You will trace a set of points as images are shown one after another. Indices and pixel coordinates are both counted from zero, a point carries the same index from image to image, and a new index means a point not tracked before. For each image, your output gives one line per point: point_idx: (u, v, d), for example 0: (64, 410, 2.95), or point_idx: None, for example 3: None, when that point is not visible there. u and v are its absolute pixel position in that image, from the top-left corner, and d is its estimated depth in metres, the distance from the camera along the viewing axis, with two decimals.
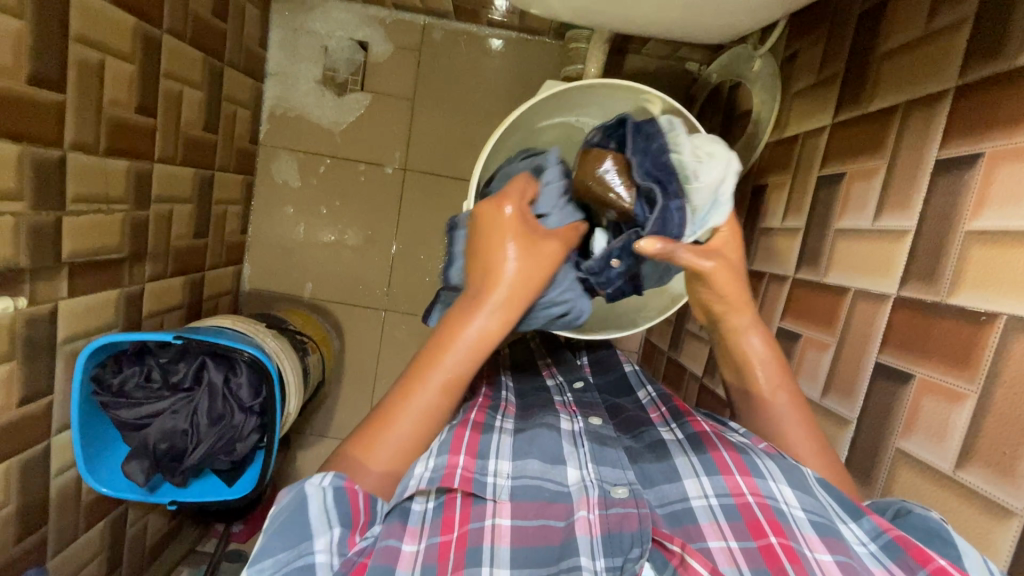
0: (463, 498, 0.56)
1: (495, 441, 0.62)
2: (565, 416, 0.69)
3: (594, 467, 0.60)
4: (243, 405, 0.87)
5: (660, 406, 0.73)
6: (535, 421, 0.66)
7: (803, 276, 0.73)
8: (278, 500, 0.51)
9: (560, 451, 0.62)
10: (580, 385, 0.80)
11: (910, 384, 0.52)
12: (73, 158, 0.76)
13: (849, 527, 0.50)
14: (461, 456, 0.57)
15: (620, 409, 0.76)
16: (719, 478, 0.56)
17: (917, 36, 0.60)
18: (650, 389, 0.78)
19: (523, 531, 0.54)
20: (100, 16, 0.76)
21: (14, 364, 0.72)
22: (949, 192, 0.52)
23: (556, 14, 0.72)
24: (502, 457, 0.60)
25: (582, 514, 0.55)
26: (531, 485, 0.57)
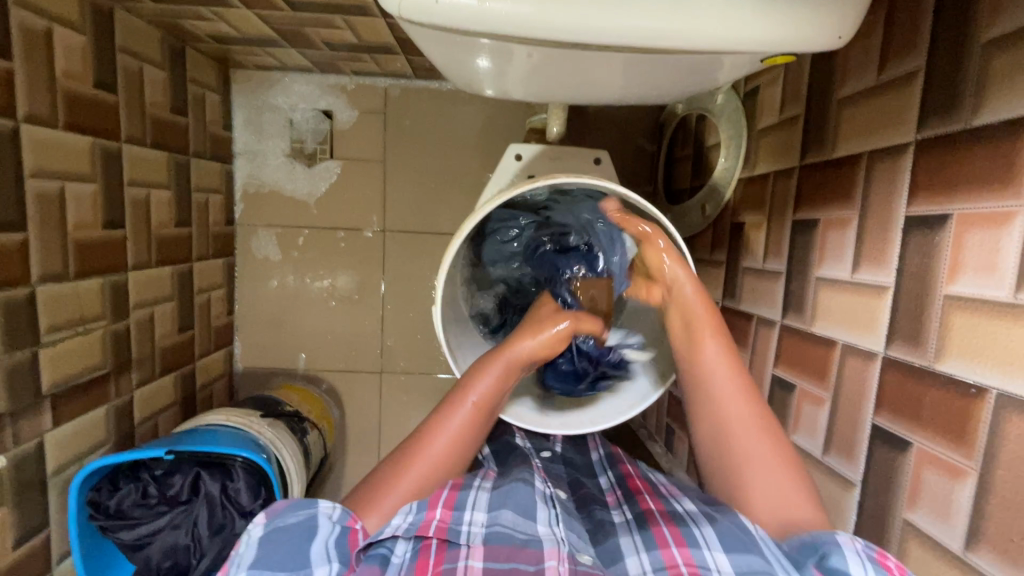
0: (439, 543, 0.58)
1: (473, 494, 0.63)
2: (539, 475, 0.71)
3: (563, 528, 0.61)
4: (243, 510, 0.85)
5: (616, 491, 0.75)
6: (511, 477, 0.68)
7: (790, 323, 0.72)
8: (289, 519, 0.59)
9: (532, 505, 0.63)
10: (547, 454, 0.82)
11: (909, 452, 0.51)
12: (43, 290, 0.75)
13: (715, 554, 0.55)
14: (437, 510, 0.60)
15: (580, 484, 0.77)
16: (656, 552, 0.58)
17: (872, 84, 0.59)
18: (611, 474, 0.79)
19: (493, 573, 0.54)
20: (55, 146, 0.76)
21: (5, 509, 0.71)
22: (922, 252, 0.51)
23: (509, 92, 0.72)
24: (477, 508, 0.61)
25: (552, 563, 0.54)
26: (505, 533, 0.59)
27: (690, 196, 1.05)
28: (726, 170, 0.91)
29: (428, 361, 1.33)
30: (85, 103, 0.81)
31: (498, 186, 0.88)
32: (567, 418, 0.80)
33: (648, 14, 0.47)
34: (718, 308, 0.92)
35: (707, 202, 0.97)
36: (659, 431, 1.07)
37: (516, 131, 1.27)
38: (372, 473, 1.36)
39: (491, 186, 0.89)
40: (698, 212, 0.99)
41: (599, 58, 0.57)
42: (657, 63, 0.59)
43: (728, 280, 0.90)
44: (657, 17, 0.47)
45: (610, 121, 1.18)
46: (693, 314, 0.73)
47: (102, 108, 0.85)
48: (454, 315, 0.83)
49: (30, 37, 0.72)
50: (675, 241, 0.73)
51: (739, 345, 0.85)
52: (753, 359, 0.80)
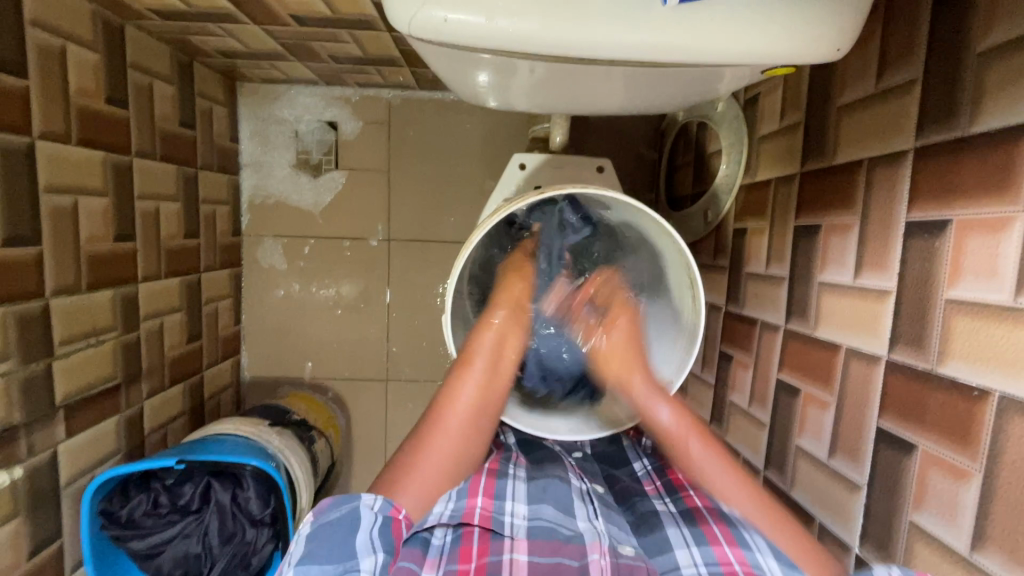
0: (483, 533, 0.60)
1: (512, 486, 0.68)
2: (574, 474, 0.73)
3: (602, 522, 0.64)
4: (254, 519, 0.86)
5: (655, 479, 0.77)
6: (547, 472, 0.71)
7: (794, 327, 0.72)
8: (332, 513, 0.56)
9: (573, 501, 0.66)
10: (579, 455, 0.83)
11: (915, 455, 0.51)
12: (56, 303, 0.76)
13: (767, 559, 0.58)
14: (479, 499, 0.63)
15: (615, 479, 0.80)
16: (707, 548, 0.61)
17: (871, 93, 0.60)
18: (645, 462, 0.81)
19: (536, 566, 0.56)
20: (67, 160, 0.78)
21: (19, 520, 0.72)
22: (923, 257, 0.52)
23: (513, 104, 0.73)
24: (518, 500, 0.65)
25: (595, 556, 0.57)
26: (546, 525, 0.62)
27: (692, 202, 1.06)
28: (728, 176, 0.92)
29: (433, 368, 1.34)
30: (98, 119, 0.83)
31: (503, 194, 0.90)
32: (575, 424, 0.79)
33: (651, 29, 0.49)
34: (722, 312, 0.93)
35: (709, 208, 0.98)
36: None
37: (519, 140, 1.29)
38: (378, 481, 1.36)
39: (497, 195, 0.90)
40: (700, 219, 1.00)
41: (603, 70, 0.58)
42: (659, 76, 0.60)
43: (731, 286, 0.91)
44: (659, 31, 0.49)
45: (611, 129, 1.19)
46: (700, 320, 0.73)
47: (113, 123, 0.86)
48: (462, 321, 0.83)
49: (45, 57, 0.73)
50: (679, 248, 0.74)
51: (743, 350, 0.86)
52: (757, 364, 0.81)
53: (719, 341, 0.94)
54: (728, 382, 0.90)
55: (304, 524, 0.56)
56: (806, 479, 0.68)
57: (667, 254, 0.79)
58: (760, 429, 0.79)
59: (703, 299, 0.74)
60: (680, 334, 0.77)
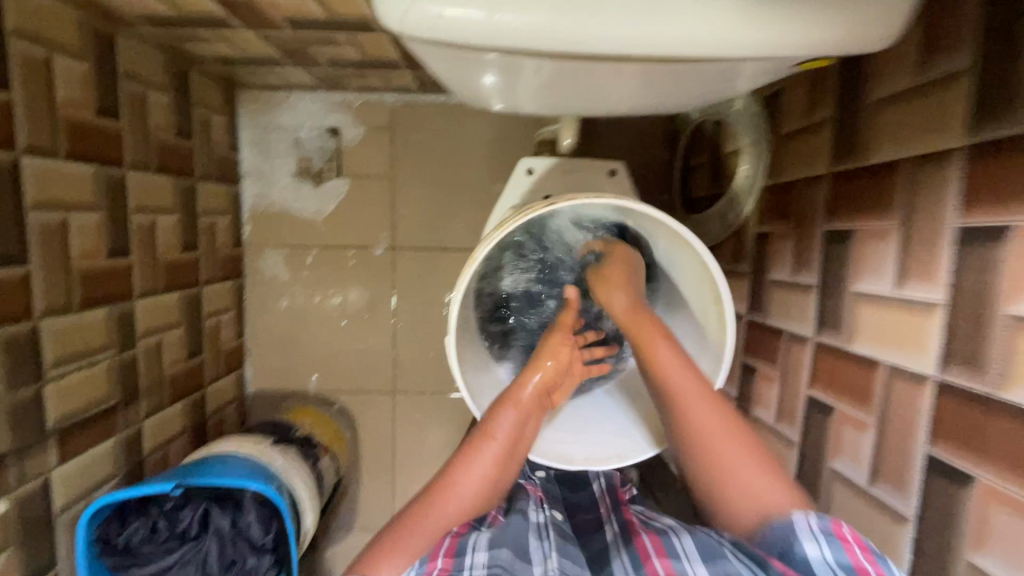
0: None
1: (474, 536, 0.61)
2: (533, 506, 0.71)
3: (556, 559, 0.60)
4: (255, 545, 0.83)
5: (605, 500, 0.78)
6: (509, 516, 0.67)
7: (825, 341, 0.67)
8: None
9: (527, 543, 0.63)
10: (541, 474, 0.85)
11: (973, 487, 0.46)
12: (46, 324, 0.73)
13: None
14: (439, 560, 0.57)
15: (577, 509, 0.78)
16: None
17: (910, 86, 0.55)
18: (601, 479, 0.82)
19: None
20: (56, 175, 0.75)
21: (9, 552, 0.69)
22: (979, 267, 0.46)
23: (519, 106, 0.69)
24: (479, 549, 0.59)
25: None
26: None
27: (709, 204, 1.01)
28: (748, 178, 0.87)
29: (441, 380, 1.30)
30: (87, 131, 0.80)
31: (509, 203, 0.86)
32: (590, 452, 0.76)
33: (670, 22, 0.44)
34: (744, 322, 0.88)
35: (728, 211, 0.93)
36: None
37: (527, 142, 1.24)
38: (386, 495, 1.32)
39: (503, 203, 0.86)
40: (718, 222, 0.96)
41: (616, 67, 0.54)
42: (677, 74, 0.55)
43: (754, 294, 0.86)
44: (679, 21, 0.44)
45: (622, 129, 1.14)
46: (726, 338, 0.69)
47: (105, 135, 0.83)
48: (471, 338, 0.79)
49: (30, 68, 0.70)
50: (704, 260, 0.69)
51: (769, 362, 0.80)
52: (784, 379, 0.76)
53: (741, 353, 0.89)
54: (752, 396, 0.85)
55: None
56: (843, 506, 0.63)
57: (686, 263, 0.74)
58: (789, 448, 0.74)
59: (729, 308, 0.69)
60: (703, 354, 0.73)
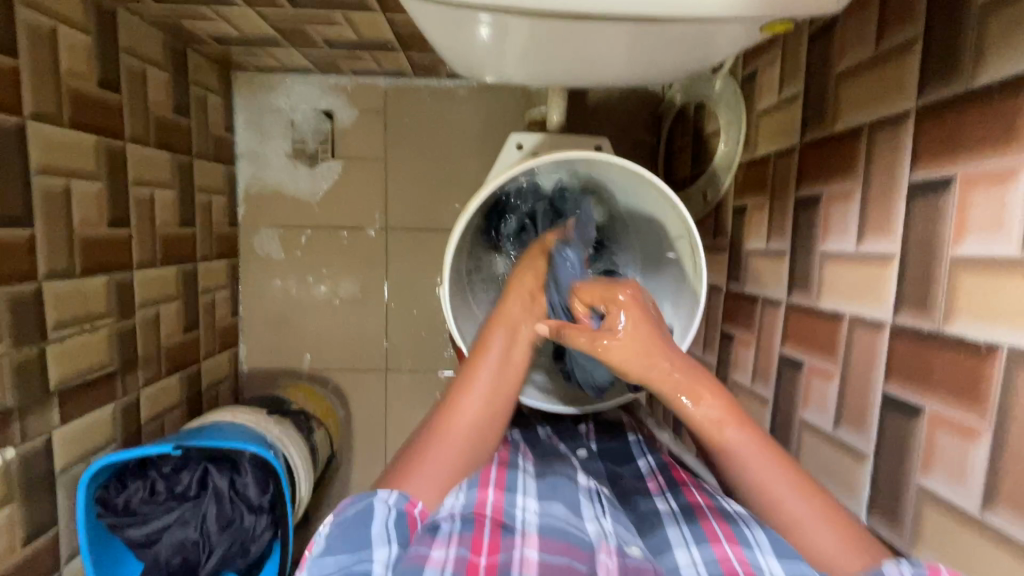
0: (494, 525, 0.57)
1: (522, 479, 0.65)
2: (582, 474, 0.71)
3: (610, 522, 0.60)
4: (252, 505, 0.85)
5: (658, 476, 0.76)
6: (553, 473, 0.69)
7: (796, 301, 0.71)
8: (350, 509, 0.57)
9: (578, 501, 0.63)
10: (583, 452, 0.82)
11: (922, 418, 0.50)
12: (50, 286, 0.76)
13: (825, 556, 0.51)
14: (491, 490, 0.60)
15: (619, 477, 0.79)
16: (708, 547, 0.57)
17: (869, 56, 0.60)
18: (650, 459, 0.81)
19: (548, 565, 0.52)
20: (60, 143, 0.77)
21: (14, 506, 0.71)
22: (927, 216, 0.51)
23: (508, 73, 0.74)
24: (528, 496, 0.62)
25: (603, 556, 0.54)
26: (556, 524, 0.58)
27: (691, 183, 1.05)
28: (726, 155, 0.92)
29: (433, 358, 1.33)
30: (90, 102, 0.82)
31: (499, 173, 0.89)
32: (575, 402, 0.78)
33: None
34: (723, 292, 0.92)
35: (709, 188, 0.97)
36: (667, 420, 1.07)
37: (516, 126, 1.28)
38: (378, 472, 1.35)
39: (493, 174, 0.89)
40: (699, 199, 1.00)
41: (600, 30, 0.58)
42: (655, 39, 0.60)
43: (732, 265, 0.90)
44: None
45: (609, 113, 1.19)
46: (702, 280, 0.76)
47: (106, 107, 0.85)
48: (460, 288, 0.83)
49: (35, 36, 0.73)
50: (680, 213, 0.75)
51: (746, 328, 0.85)
52: (760, 341, 0.80)
53: (720, 322, 0.93)
54: (730, 361, 0.89)
55: (325, 519, 0.57)
56: (812, 454, 0.67)
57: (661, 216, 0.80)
58: (764, 406, 0.78)
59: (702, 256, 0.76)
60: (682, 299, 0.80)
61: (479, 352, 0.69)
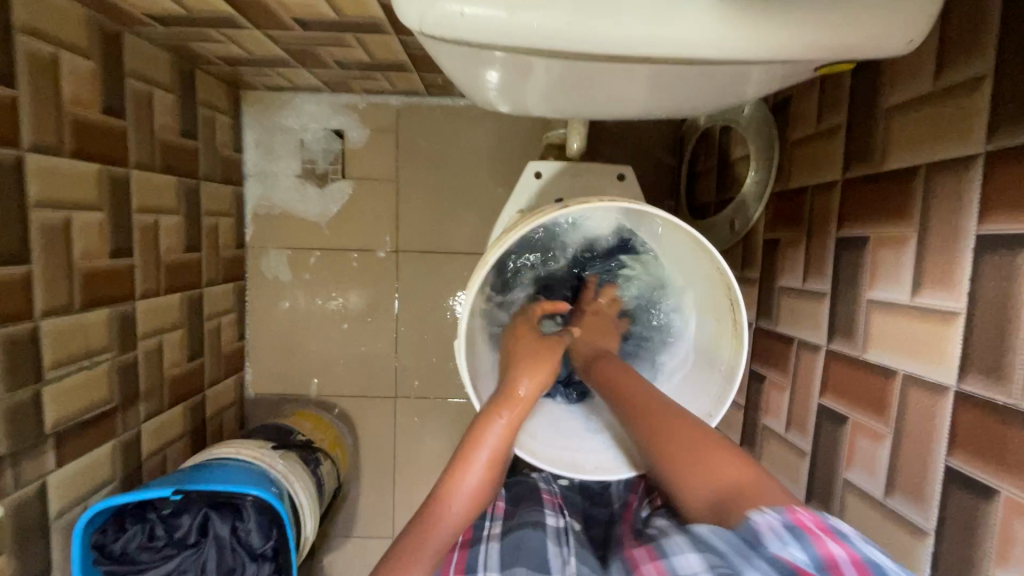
0: None
1: (484, 548, 0.59)
2: (549, 511, 0.68)
3: (575, 562, 0.57)
4: (254, 553, 0.81)
5: (631, 502, 0.74)
6: (522, 520, 0.64)
7: (838, 349, 0.66)
8: None
9: (545, 552, 0.58)
10: (565, 482, 0.81)
11: (996, 502, 0.45)
12: (47, 325, 0.72)
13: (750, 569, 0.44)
14: None
15: (594, 518, 0.75)
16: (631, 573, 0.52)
17: (927, 91, 0.55)
18: (620, 484, 0.79)
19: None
20: (60, 173, 0.74)
21: (4, 557, 0.67)
22: (1001, 275, 0.46)
23: (527, 109, 0.69)
24: (490, 570, 0.55)
25: None
26: None
27: (716, 210, 1.00)
28: (756, 185, 0.87)
29: (444, 385, 1.29)
30: (92, 129, 0.79)
31: (517, 206, 0.85)
32: (602, 459, 0.76)
33: (690, 25, 0.44)
34: (752, 328, 0.87)
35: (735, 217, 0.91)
36: None
37: (532, 146, 1.24)
38: (386, 501, 1.31)
39: (512, 206, 0.85)
40: (726, 227, 0.94)
41: (629, 69, 0.53)
42: (690, 77, 0.55)
43: (763, 301, 0.85)
44: (696, 29, 0.44)
45: (629, 134, 1.14)
46: (742, 348, 0.69)
47: (110, 135, 0.82)
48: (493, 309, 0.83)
49: (35, 64, 0.70)
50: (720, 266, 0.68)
51: (778, 370, 0.79)
52: (795, 387, 0.75)
53: (749, 360, 0.88)
54: (761, 404, 0.84)
55: None
56: (857, 518, 0.61)
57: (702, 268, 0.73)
58: (800, 458, 0.73)
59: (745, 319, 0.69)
60: (719, 354, 0.73)
61: (474, 430, 0.66)
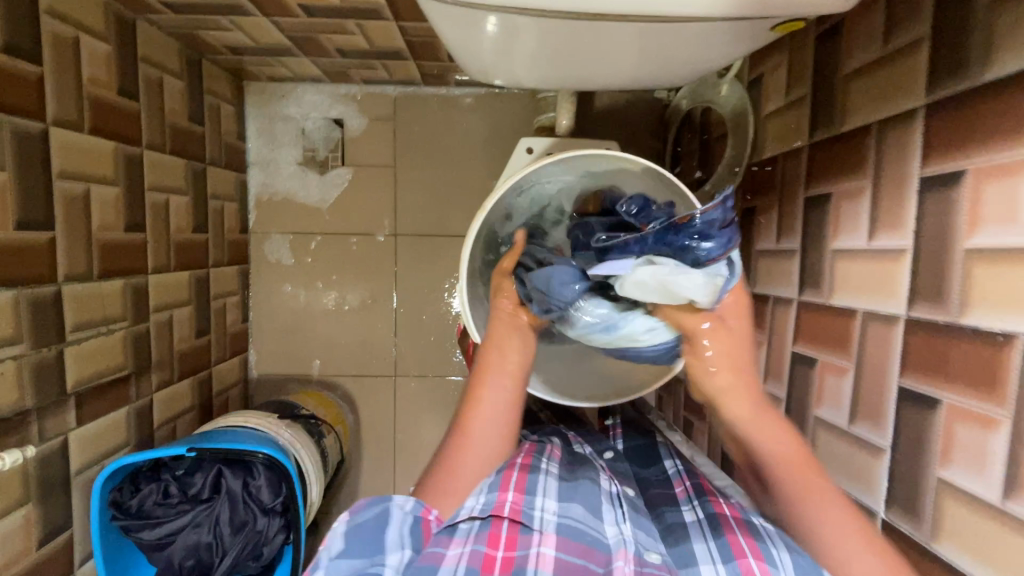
0: (511, 523, 0.58)
1: (542, 480, 0.63)
2: (606, 473, 0.69)
3: (630, 527, 0.60)
4: (265, 507, 0.85)
5: (684, 481, 0.73)
6: (579, 474, 0.67)
7: (808, 299, 0.72)
8: (363, 511, 0.58)
9: (598, 503, 0.63)
10: (610, 454, 0.80)
11: (940, 409, 0.51)
12: (68, 289, 0.77)
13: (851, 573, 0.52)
14: (510, 492, 0.60)
15: (648, 484, 0.76)
16: (733, 564, 0.55)
17: (878, 56, 0.61)
18: (676, 462, 0.79)
19: (565, 563, 0.54)
20: (80, 148, 0.78)
21: (30, 507, 0.71)
22: (939, 210, 0.52)
23: (519, 79, 0.76)
24: (549, 497, 0.61)
25: (620, 563, 0.54)
26: (577, 528, 0.58)
27: (698, 187, 1.06)
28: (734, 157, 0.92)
29: (442, 364, 1.33)
30: (109, 109, 0.84)
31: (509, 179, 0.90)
32: (595, 389, 0.82)
33: None
34: None
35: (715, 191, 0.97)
36: (678, 422, 1.09)
37: (524, 133, 1.30)
38: (387, 478, 1.35)
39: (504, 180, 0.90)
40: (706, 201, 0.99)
41: (610, 31, 0.59)
42: (665, 40, 0.61)
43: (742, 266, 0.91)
44: None
45: (615, 119, 1.20)
46: None
47: (125, 115, 0.87)
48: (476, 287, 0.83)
49: (59, 45, 0.75)
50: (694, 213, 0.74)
51: (756, 328, 0.85)
52: (772, 340, 0.80)
53: None
54: None
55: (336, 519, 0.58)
56: (826, 450, 0.67)
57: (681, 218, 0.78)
58: (776, 405, 0.78)
59: None
60: None
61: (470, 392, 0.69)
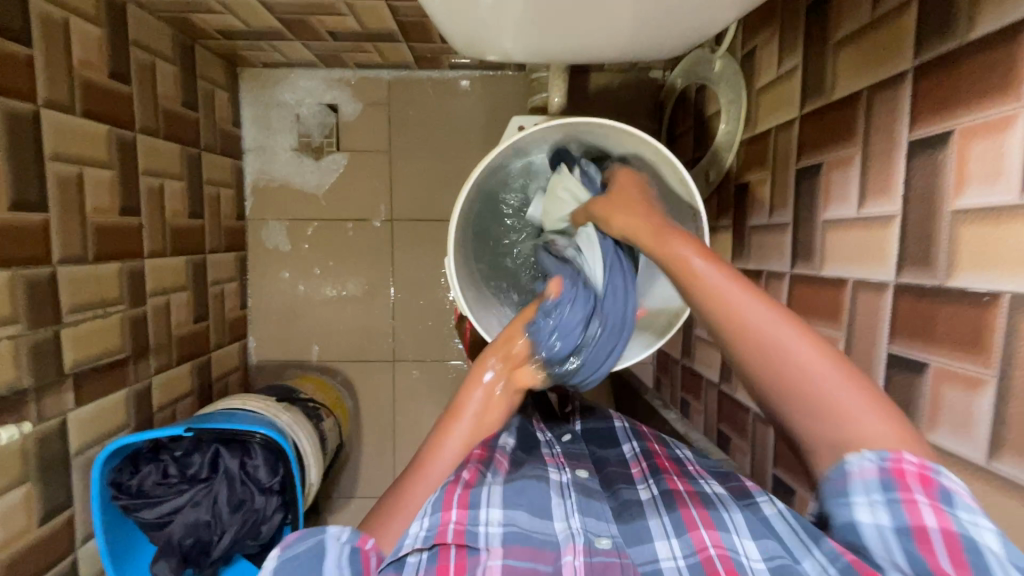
0: (458, 549, 0.55)
1: (486, 492, 0.61)
2: (554, 468, 0.68)
3: (580, 518, 0.59)
4: (263, 486, 0.86)
5: (641, 462, 0.73)
6: (525, 473, 0.66)
7: (800, 271, 0.71)
8: (297, 545, 0.56)
9: (548, 502, 0.62)
10: (567, 436, 0.79)
11: (927, 373, 0.50)
12: (64, 271, 0.77)
13: (812, 552, 0.50)
14: (453, 512, 0.58)
15: (604, 462, 0.75)
16: (686, 537, 0.57)
17: (867, 20, 0.60)
18: (635, 444, 0.78)
19: (514, 570, 0.53)
20: (73, 131, 0.79)
21: (29, 485, 0.72)
22: (927, 173, 0.51)
23: (510, 53, 0.76)
24: (493, 506, 0.59)
25: (569, 559, 0.54)
26: (523, 533, 0.57)
27: (693, 166, 1.06)
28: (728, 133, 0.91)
29: (440, 348, 1.34)
30: (100, 92, 0.84)
31: None
32: None
33: None
34: None
35: (709, 169, 0.97)
36: (675, 402, 1.09)
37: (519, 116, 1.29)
38: (386, 462, 1.36)
39: None
40: (701, 179, 0.99)
41: None
42: (651, 5, 0.61)
43: (736, 243, 0.90)
44: None
45: (610, 100, 1.20)
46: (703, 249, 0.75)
47: (117, 99, 0.88)
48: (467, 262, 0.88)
49: (49, 26, 0.75)
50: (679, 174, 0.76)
51: None
52: None
53: None
54: None
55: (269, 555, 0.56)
56: None
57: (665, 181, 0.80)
58: None
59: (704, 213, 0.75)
60: None
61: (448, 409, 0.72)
